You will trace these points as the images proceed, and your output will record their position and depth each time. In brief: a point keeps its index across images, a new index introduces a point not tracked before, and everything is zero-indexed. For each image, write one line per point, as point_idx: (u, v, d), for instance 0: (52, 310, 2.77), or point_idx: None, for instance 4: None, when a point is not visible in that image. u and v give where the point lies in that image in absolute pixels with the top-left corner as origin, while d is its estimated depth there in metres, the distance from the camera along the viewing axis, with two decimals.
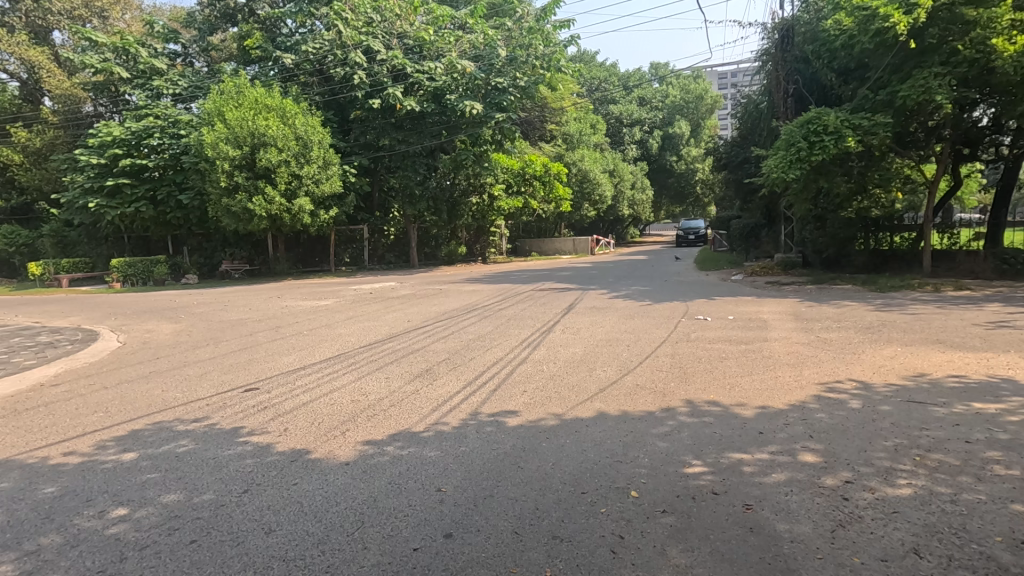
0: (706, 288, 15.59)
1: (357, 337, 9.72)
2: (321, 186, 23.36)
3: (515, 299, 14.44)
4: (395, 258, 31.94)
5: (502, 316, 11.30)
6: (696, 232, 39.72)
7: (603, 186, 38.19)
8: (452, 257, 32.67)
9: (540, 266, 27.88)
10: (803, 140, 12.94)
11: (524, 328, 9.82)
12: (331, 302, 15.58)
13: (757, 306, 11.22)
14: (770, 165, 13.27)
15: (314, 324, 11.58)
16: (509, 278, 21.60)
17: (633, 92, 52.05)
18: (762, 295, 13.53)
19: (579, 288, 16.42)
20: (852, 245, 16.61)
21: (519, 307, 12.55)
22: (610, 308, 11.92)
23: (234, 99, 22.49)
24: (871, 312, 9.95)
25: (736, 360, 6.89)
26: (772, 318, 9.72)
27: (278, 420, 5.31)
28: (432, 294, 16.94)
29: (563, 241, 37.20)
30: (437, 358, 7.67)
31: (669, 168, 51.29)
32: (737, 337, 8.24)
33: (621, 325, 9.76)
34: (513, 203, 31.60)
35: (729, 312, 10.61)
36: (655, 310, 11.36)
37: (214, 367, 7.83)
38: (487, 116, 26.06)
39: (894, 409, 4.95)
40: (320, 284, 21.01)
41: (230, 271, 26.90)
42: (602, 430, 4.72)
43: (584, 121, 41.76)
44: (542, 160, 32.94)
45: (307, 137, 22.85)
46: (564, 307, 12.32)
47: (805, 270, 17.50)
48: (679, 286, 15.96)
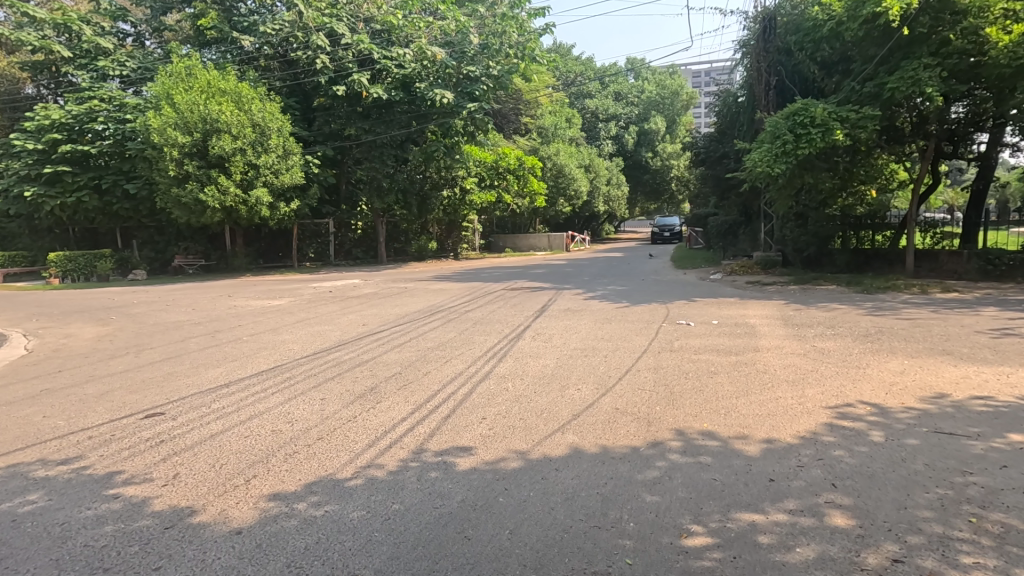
0: (686, 287, 14.88)
1: (301, 345, 8.59)
2: (281, 177, 21.89)
3: (485, 299, 13.43)
4: (363, 253, 30.65)
5: (468, 320, 10.31)
6: (671, 229, 39.35)
7: (579, 181, 37.45)
8: (422, 253, 31.74)
9: (514, 263, 26.99)
10: (789, 132, 12.23)
11: (490, 334, 8.85)
12: (285, 301, 14.38)
13: (741, 308, 10.49)
14: (754, 158, 12.54)
15: (257, 328, 10.38)
16: (480, 275, 20.58)
17: (609, 87, 51.47)
18: (744, 296, 12.85)
19: (553, 287, 15.50)
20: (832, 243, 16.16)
21: (488, 309, 11.57)
22: (586, 310, 11.05)
23: (185, 81, 20.92)
24: (863, 316, 9.28)
25: (728, 375, 6.06)
26: (760, 323, 8.97)
27: (171, 462, 4.23)
28: (397, 292, 15.84)
29: (537, 237, 36.33)
30: (387, 373, 6.64)
31: (645, 165, 50.89)
32: (725, 346, 7.42)
33: (597, 331, 8.88)
34: (486, 198, 30.79)
35: (713, 316, 9.84)
36: (634, 312, 10.53)
37: (121, 383, 6.63)
38: (458, 106, 24.95)
39: (922, 443, 4.14)
40: (278, 281, 19.68)
41: (183, 267, 25.25)
42: (576, 475, 3.78)
43: (559, 115, 40.94)
44: (516, 153, 32.02)
45: (265, 124, 21.35)
46: (538, 309, 11.37)
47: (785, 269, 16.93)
48: (657, 286, 15.20)
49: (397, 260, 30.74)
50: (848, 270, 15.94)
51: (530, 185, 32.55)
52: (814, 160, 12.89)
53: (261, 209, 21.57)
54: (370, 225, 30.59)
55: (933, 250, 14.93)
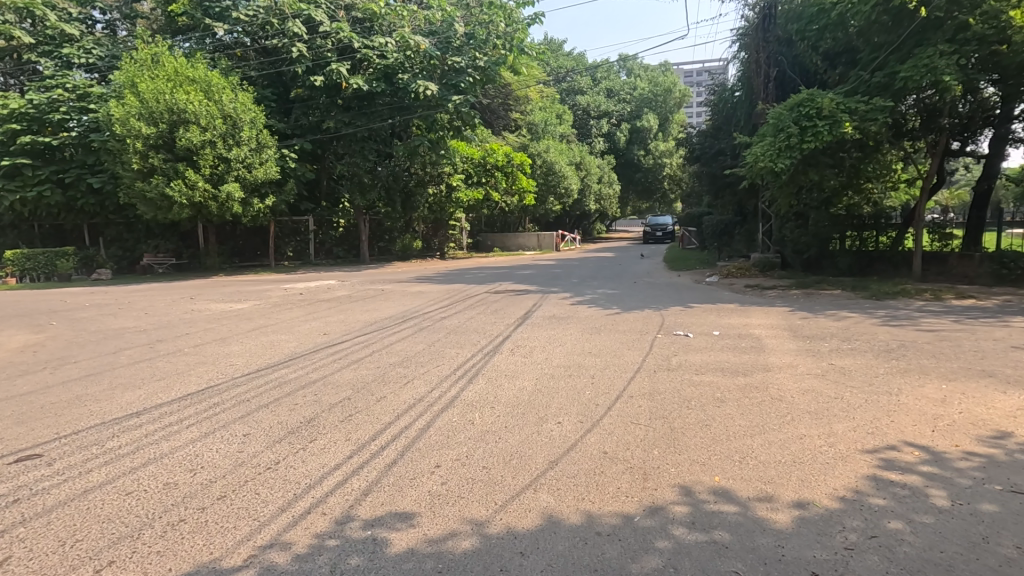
0: (681, 291, 13.98)
1: (247, 359, 7.52)
2: (254, 172, 20.67)
3: (466, 304, 12.43)
4: (344, 252, 29.53)
5: (443, 329, 9.29)
6: (664, 228, 38.48)
7: (569, 179, 36.51)
8: (406, 251, 30.48)
9: (501, 263, 25.97)
10: (794, 125, 11.31)
11: (465, 347, 7.84)
12: (249, 305, 13.29)
13: (743, 316, 9.57)
14: (756, 153, 11.61)
15: (206, 337, 9.27)
16: (464, 277, 19.55)
17: (601, 84, 50.59)
18: (744, 301, 11.96)
19: (539, 290, 14.50)
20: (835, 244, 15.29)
21: (467, 316, 10.56)
22: (573, 317, 10.07)
23: (151, 69, 19.71)
24: (879, 326, 8.38)
25: (737, 403, 5.10)
26: (766, 334, 8.05)
27: (9, 537, 3.16)
28: (373, 295, 14.79)
29: (526, 237, 35.35)
30: (335, 397, 5.60)
31: (637, 163, 50.08)
32: (731, 363, 6.46)
33: (584, 342, 7.91)
34: (473, 195, 29.73)
35: (712, 325, 8.91)
36: (626, 320, 9.57)
37: (14, 410, 5.54)
38: (443, 98, 23.88)
39: (1001, 510, 3.18)
40: (249, 282, 18.56)
41: (153, 265, 23.97)
42: (548, 564, 2.78)
43: (549, 111, 39.99)
44: (504, 150, 31.04)
45: (236, 114, 20.13)
46: (522, 316, 10.37)
47: (784, 271, 16.06)
48: (650, 289, 14.27)
49: (380, 259, 29.64)
50: (851, 273, 15.12)
51: (519, 183, 31.55)
52: (820, 155, 11.99)
53: (232, 205, 20.34)
54: (353, 223, 29.48)
55: (941, 253, 14.11)
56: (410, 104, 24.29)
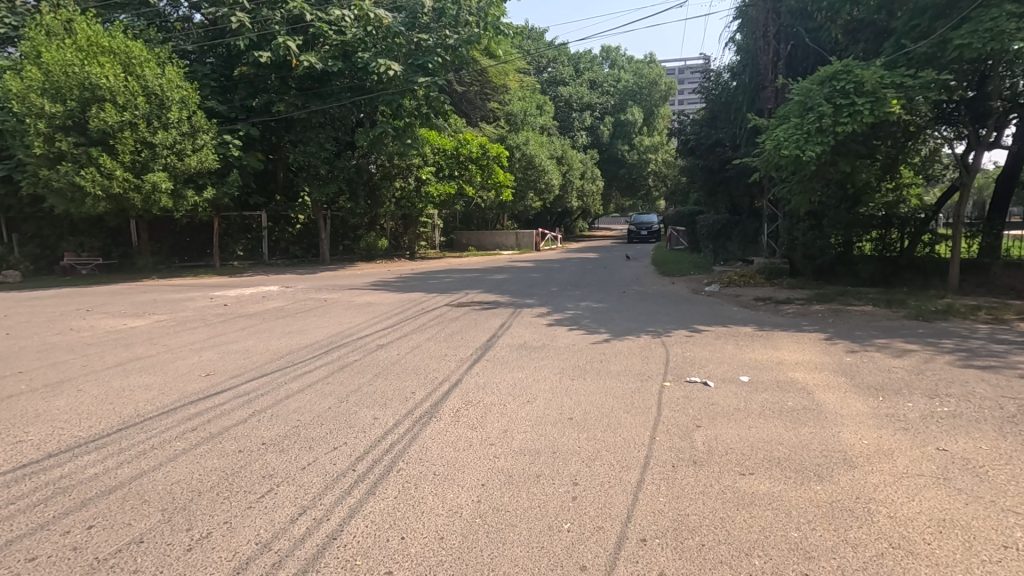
0: (680, 303, 11.78)
1: (57, 427, 4.97)
2: (186, 160, 17.85)
3: (420, 321, 10.00)
4: (302, 251, 26.80)
5: (373, 367, 6.87)
6: (649, 227, 36.34)
7: (550, 174, 34.20)
8: (371, 251, 27.49)
9: (474, 265, 23.53)
10: (826, 102, 9.05)
11: (389, 405, 5.41)
12: (148, 323, 10.61)
13: (771, 349, 7.33)
14: (778, 138, 9.33)
15: (40, 378, 6.65)
16: (428, 282, 17.04)
17: (584, 75, 48.34)
18: (761, 319, 9.78)
19: (511, 303, 12.11)
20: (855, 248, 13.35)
21: (414, 344, 8.16)
22: (551, 347, 7.73)
23: (63, 39, 17.02)
24: (962, 369, 6.16)
25: (837, 569, 2.78)
26: (814, 384, 5.79)
27: None
28: (312, 308, 12.26)
29: (503, 234, 33.18)
30: (114, 539, 3.14)
31: (621, 158, 47.91)
32: (787, 450, 4.15)
33: (563, 396, 5.55)
34: (444, 189, 27.21)
35: (735, 363, 6.65)
36: (620, 353, 7.26)
37: None
38: (409, 81, 21.16)
39: None
40: (175, 289, 15.84)
41: (75, 266, 20.96)
42: None
43: (529, 101, 37.57)
44: (479, 140, 28.57)
45: (163, 92, 17.31)
46: (483, 343, 8.02)
47: (795, 280, 13.95)
48: (643, 301, 12.05)
49: (343, 259, 26.97)
50: (872, 282, 13.07)
51: (495, 177, 29.04)
52: (852, 143, 9.76)
53: (160, 198, 17.50)
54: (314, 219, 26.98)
55: (981, 261, 12.09)
56: (371, 87, 21.66)
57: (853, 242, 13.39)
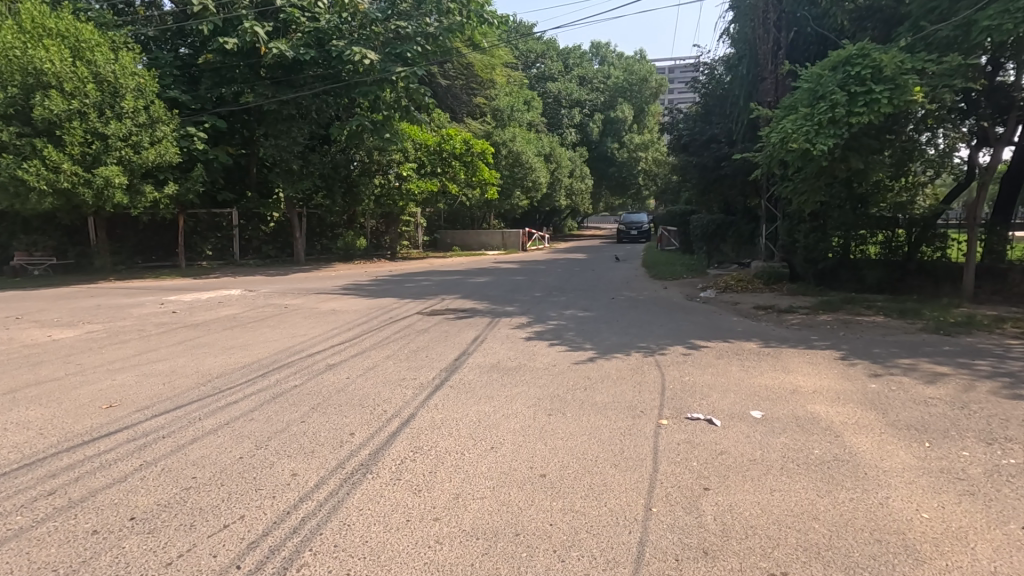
0: (674, 311, 10.78)
1: None
2: (143, 153, 16.55)
3: (385, 334, 8.90)
4: (277, 251, 25.53)
5: (312, 395, 5.76)
6: (638, 226, 35.42)
7: (537, 171, 33.16)
8: (349, 251, 26.34)
9: (456, 266, 22.44)
10: (839, 90, 8.07)
11: (316, 454, 4.30)
12: (78, 334, 9.40)
13: (782, 372, 6.31)
14: (785, 129, 8.32)
15: None
16: (404, 286, 15.91)
17: (573, 71, 47.34)
18: (764, 330, 8.79)
19: (489, 311, 11.05)
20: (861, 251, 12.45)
21: (370, 364, 7.04)
22: (528, 368, 6.67)
23: (5, 21, 15.75)
24: (1011, 401, 5.19)
25: None
26: (842, 422, 4.77)
27: None
28: (268, 316, 11.09)
29: (489, 233, 32.17)
30: None
31: (611, 156, 46.95)
32: (826, 533, 3.10)
33: (536, 442, 4.47)
34: (425, 186, 26.04)
35: (742, 391, 5.63)
36: (607, 377, 6.21)
37: None
38: (385, 71, 20.03)
39: None
40: (127, 293, 14.58)
41: (28, 267, 19.56)
42: None
43: (517, 96, 36.48)
44: (463, 135, 27.41)
45: (116, 79, 16.02)
46: (450, 363, 6.94)
47: (795, 285, 13.01)
48: (633, 309, 11.04)
49: (319, 259, 25.73)
50: (878, 288, 12.16)
51: (479, 174, 27.90)
52: (866, 137, 8.79)
53: (113, 193, 16.16)
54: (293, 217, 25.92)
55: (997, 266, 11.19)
56: (346, 77, 20.48)
57: (858, 246, 12.46)
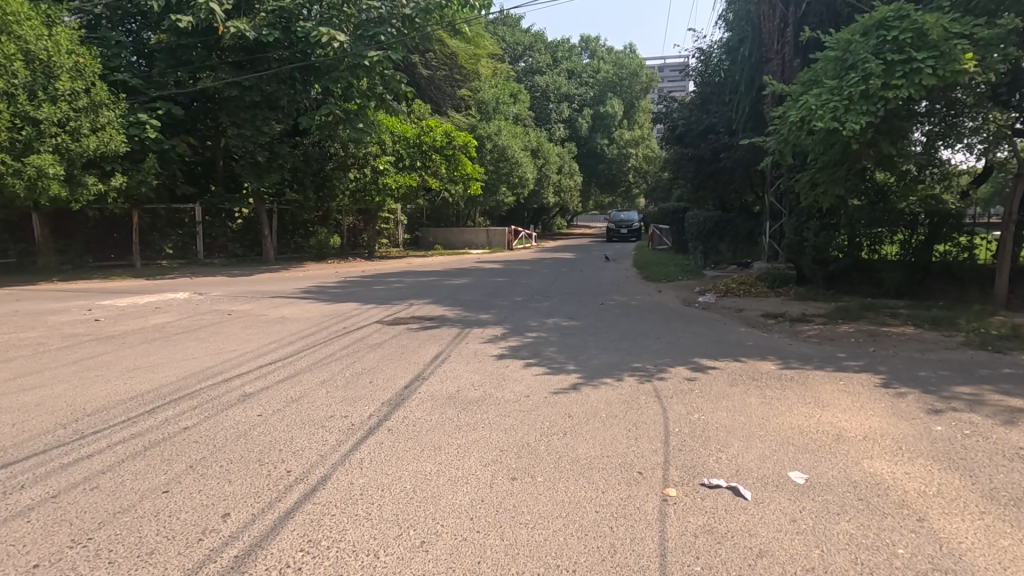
0: (671, 319, 9.45)
1: None
2: (81, 139, 14.91)
3: (330, 349, 7.49)
4: (244, 249, 23.91)
5: (199, 443, 4.31)
6: (629, 225, 34.11)
7: (524, 167, 31.75)
8: (322, 249, 24.71)
9: (436, 266, 20.99)
10: (875, 57, 6.72)
11: (154, 558, 2.87)
12: None
13: (814, 407, 4.97)
14: (811, 104, 6.94)
15: None
16: (373, 288, 14.45)
17: (562, 65, 46.02)
18: (777, 344, 7.48)
19: (459, 319, 9.65)
20: (878, 250, 11.23)
21: (296, 393, 5.60)
22: (492, 399, 5.27)
23: None
24: None
25: None
26: (918, 493, 3.41)
27: None
28: (204, 325, 9.58)
29: (473, 231, 30.75)
30: None
31: (600, 153, 45.63)
32: None
33: (487, 534, 3.06)
34: (404, 181, 24.41)
35: (769, 437, 4.27)
36: (593, 413, 4.83)
37: None
38: (357, 54, 18.45)
39: None
40: (55, 297, 12.94)
41: None
42: None
43: (503, 88, 35.01)
44: (444, 127, 25.78)
45: (48, 57, 14.44)
46: (398, 392, 5.53)
47: (803, 289, 11.72)
48: (624, 316, 9.70)
49: (290, 258, 24.16)
50: (896, 293, 10.89)
51: (462, 169, 26.34)
52: (899, 118, 7.49)
53: (48, 185, 14.50)
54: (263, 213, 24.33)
55: None
56: (316, 63, 19.11)
57: (874, 245, 11.23)
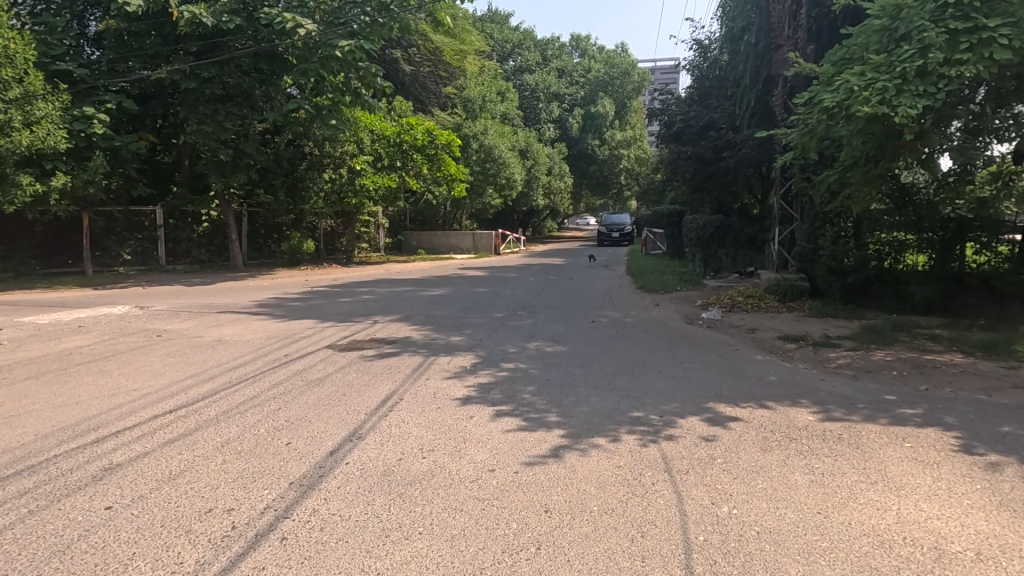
0: (674, 342, 8.10)
1: None
2: (12, 134, 13.37)
3: (256, 387, 6.05)
4: (211, 254, 22.34)
5: None
6: (620, 229, 32.78)
7: (512, 167, 30.34)
8: (294, 255, 22.89)
9: (415, 274, 19.56)
10: (932, 24, 5.47)
11: None
12: None
13: (886, 491, 3.60)
14: (853, 83, 5.67)
15: None
16: (339, 300, 12.97)
17: (552, 64, 44.89)
18: (806, 381, 6.12)
19: (425, 343, 8.23)
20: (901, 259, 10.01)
21: (178, 465, 4.14)
22: (443, 478, 3.86)
23: None
24: None
25: None
26: None
27: None
28: (122, 351, 8.09)
29: (457, 235, 29.39)
30: None
31: (591, 154, 44.40)
32: None
33: None
34: (382, 181, 22.82)
35: (839, 557, 2.91)
36: (579, 507, 3.44)
37: None
38: (326, 44, 16.93)
39: None
40: None
41: None
42: None
43: (490, 86, 33.63)
44: (426, 125, 24.32)
45: None
46: (313, 466, 4.09)
47: (819, 304, 10.43)
48: (618, 339, 8.31)
49: (261, 265, 22.64)
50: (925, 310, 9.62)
51: (445, 169, 24.95)
52: (953, 104, 6.21)
53: None
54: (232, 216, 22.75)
55: None
56: (286, 56, 18.05)
57: (897, 253, 10.01)
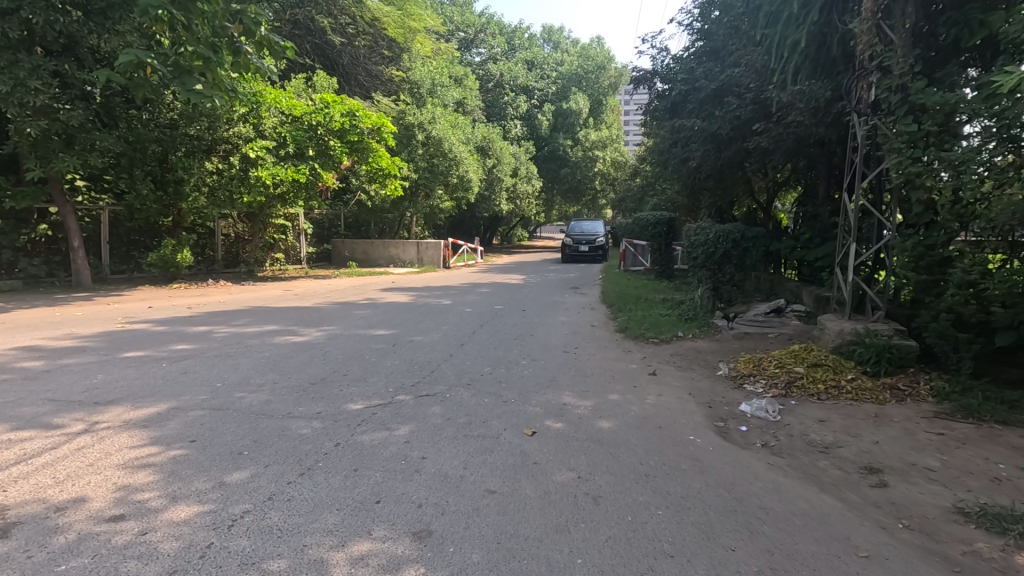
0: (716, 541, 3.16)
1: None
2: None
3: None
4: (51, 267, 16.77)
5: None
6: (590, 241, 27.81)
7: (466, 164, 25.28)
8: (167, 268, 17.43)
9: (317, 299, 14.39)
10: None
11: None
12: None
13: None
14: None
15: None
16: (120, 357, 7.63)
17: (520, 54, 40.25)
18: None
19: (73, 547, 3.08)
20: None
21: None
22: None
23: None
24: None
25: None
26: None
27: None
28: None
29: (398, 245, 24.28)
30: None
31: (563, 156, 39.74)
32: None
33: None
34: (286, 174, 17.46)
35: None
36: None
37: None
38: None
39: None
40: None
41: None
42: None
43: (444, 69, 28.52)
44: (347, 104, 18.87)
45: None
46: None
47: (949, 387, 5.67)
48: (575, 526, 3.33)
49: (123, 281, 17.23)
50: None
51: (375, 162, 19.83)
52: None
53: None
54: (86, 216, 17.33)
55: None
56: None
57: None
